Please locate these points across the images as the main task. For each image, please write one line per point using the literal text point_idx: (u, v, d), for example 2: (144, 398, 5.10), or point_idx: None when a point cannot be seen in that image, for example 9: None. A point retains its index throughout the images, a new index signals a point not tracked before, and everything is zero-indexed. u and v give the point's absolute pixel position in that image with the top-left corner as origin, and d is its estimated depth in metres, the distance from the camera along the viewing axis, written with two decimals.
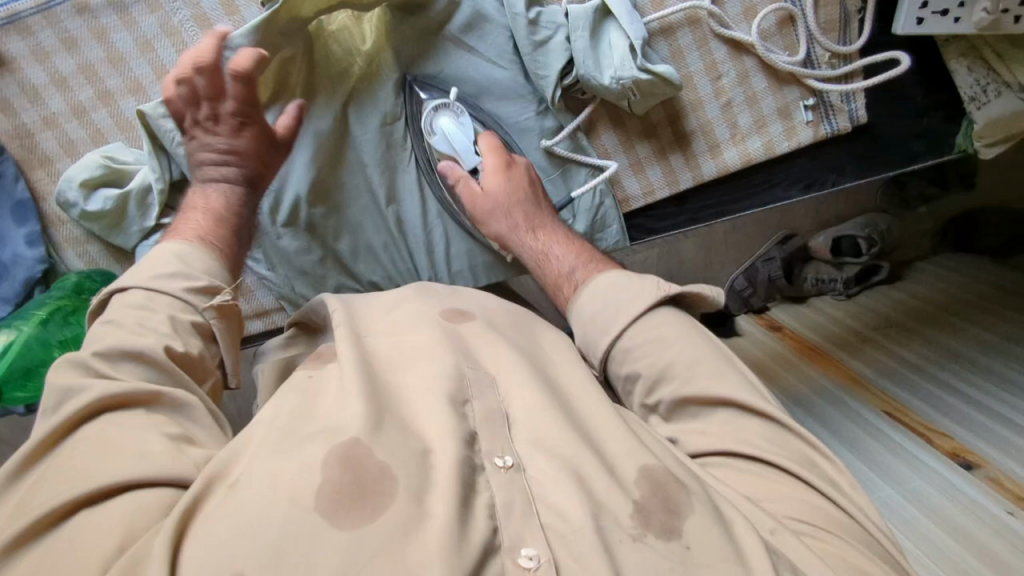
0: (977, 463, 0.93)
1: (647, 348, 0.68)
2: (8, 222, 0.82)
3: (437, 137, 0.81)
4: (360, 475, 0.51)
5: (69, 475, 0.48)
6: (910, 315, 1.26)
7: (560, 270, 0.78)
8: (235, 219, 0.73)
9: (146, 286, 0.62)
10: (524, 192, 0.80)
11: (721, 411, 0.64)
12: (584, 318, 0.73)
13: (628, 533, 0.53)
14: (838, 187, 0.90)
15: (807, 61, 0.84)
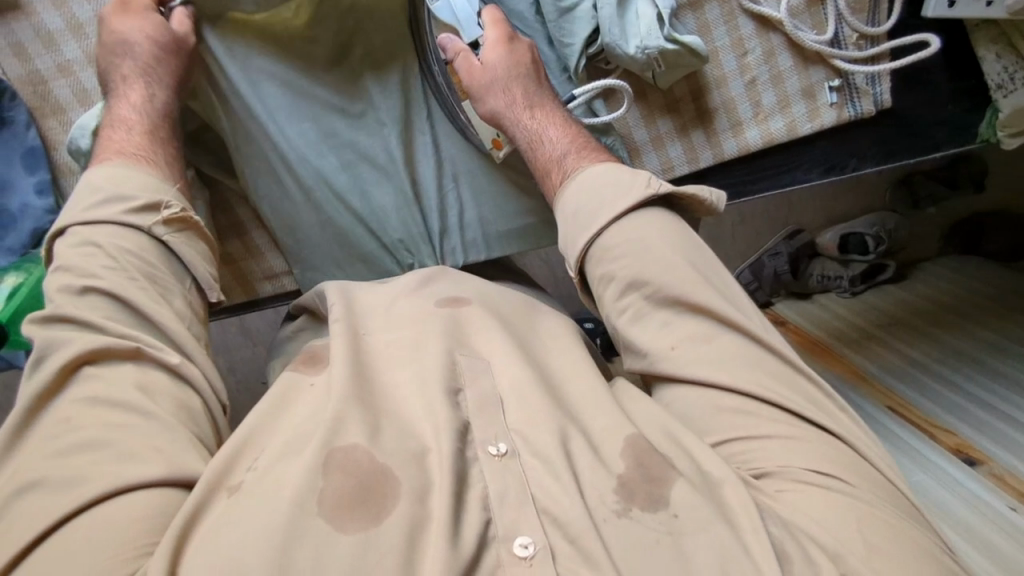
0: (979, 459, 1.13)
1: (628, 246, 0.71)
2: (17, 170, 0.81)
3: (440, 4, 0.83)
4: (360, 480, 0.56)
5: (81, 468, 0.53)
6: (915, 314, 1.52)
7: (552, 155, 0.79)
8: (158, 124, 0.76)
9: (84, 220, 0.69)
10: (525, 67, 0.81)
11: (699, 326, 0.67)
12: (569, 213, 0.76)
13: (611, 509, 0.58)
14: (858, 172, 0.90)
15: (836, 41, 0.83)
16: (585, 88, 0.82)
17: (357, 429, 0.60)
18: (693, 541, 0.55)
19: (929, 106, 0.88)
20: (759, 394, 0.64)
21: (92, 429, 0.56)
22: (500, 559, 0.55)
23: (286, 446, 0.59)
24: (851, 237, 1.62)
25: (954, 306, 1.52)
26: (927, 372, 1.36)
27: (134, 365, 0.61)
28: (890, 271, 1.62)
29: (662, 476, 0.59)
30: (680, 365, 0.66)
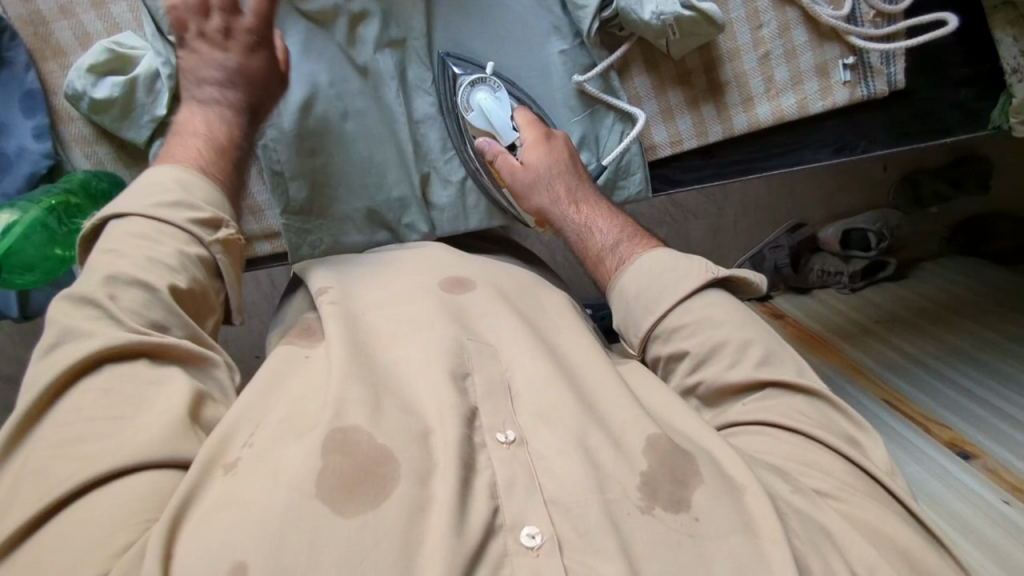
0: (974, 453, 1.12)
1: (695, 327, 0.68)
2: (15, 113, 0.80)
3: (475, 113, 0.85)
4: (359, 460, 0.54)
5: (78, 451, 0.49)
6: (914, 313, 1.51)
7: (602, 245, 0.76)
8: (235, 143, 0.70)
9: (147, 216, 0.61)
10: (565, 162, 0.81)
11: (770, 391, 0.65)
12: (627, 296, 0.72)
13: (635, 506, 0.55)
14: (868, 154, 0.88)
15: (851, 17, 0.82)
16: (614, 155, 0.85)
17: (360, 408, 0.58)
18: (712, 545, 0.53)
19: (940, 91, 0.87)
20: (806, 433, 0.62)
21: (100, 413, 0.51)
22: (507, 547, 0.53)
23: (285, 428, 0.56)
24: (853, 233, 1.60)
25: (958, 308, 1.48)
26: (924, 367, 1.35)
27: (149, 362, 0.56)
28: (890, 269, 1.60)
29: (687, 477, 0.57)
30: (751, 414, 0.64)
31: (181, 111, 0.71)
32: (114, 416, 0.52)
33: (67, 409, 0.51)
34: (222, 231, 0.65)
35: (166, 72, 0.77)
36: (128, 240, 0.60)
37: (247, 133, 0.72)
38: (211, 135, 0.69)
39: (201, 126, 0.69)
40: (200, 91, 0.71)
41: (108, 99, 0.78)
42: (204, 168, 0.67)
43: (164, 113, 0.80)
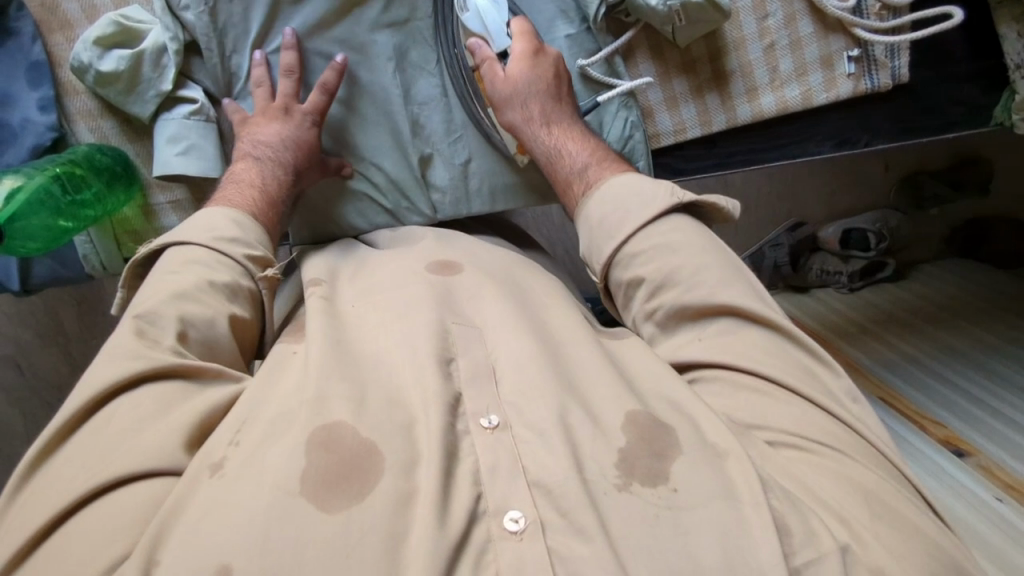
0: (969, 451, 1.12)
1: (653, 253, 0.70)
2: (21, 84, 0.80)
3: (470, 14, 0.83)
4: (341, 456, 0.54)
5: (93, 459, 0.53)
6: (907, 309, 1.52)
7: (572, 167, 0.79)
8: (286, 196, 0.79)
9: (211, 248, 0.68)
10: (548, 83, 0.81)
11: (722, 320, 0.66)
12: (591, 221, 0.74)
13: (613, 484, 0.55)
14: (870, 149, 0.89)
15: (856, 10, 0.83)
16: (608, 95, 0.85)
17: (343, 403, 0.58)
18: (692, 517, 0.52)
19: (942, 85, 0.87)
20: (765, 373, 0.62)
21: (128, 425, 0.55)
22: (491, 532, 0.52)
23: (272, 425, 0.57)
24: (853, 232, 1.58)
25: (958, 308, 1.48)
26: (921, 367, 1.35)
27: (184, 383, 0.59)
28: (890, 269, 1.59)
29: (666, 451, 0.57)
30: (708, 353, 0.66)
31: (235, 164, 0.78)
32: (141, 426, 0.55)
33: (98, 423, 0.56)
34: (269, 269, 0.73)
35: (175, 49, 0.80)
36: (184, 261, 0.67)
37: (292, 192, 0.80)
38: (264, 182, 0.77)
39: (253, 176, 0.77)
40: (253, 142, 0.79)
41: (115, 72, 0.79)
42: (255, 209, 0.74)
43: (169, 87, 0.82)
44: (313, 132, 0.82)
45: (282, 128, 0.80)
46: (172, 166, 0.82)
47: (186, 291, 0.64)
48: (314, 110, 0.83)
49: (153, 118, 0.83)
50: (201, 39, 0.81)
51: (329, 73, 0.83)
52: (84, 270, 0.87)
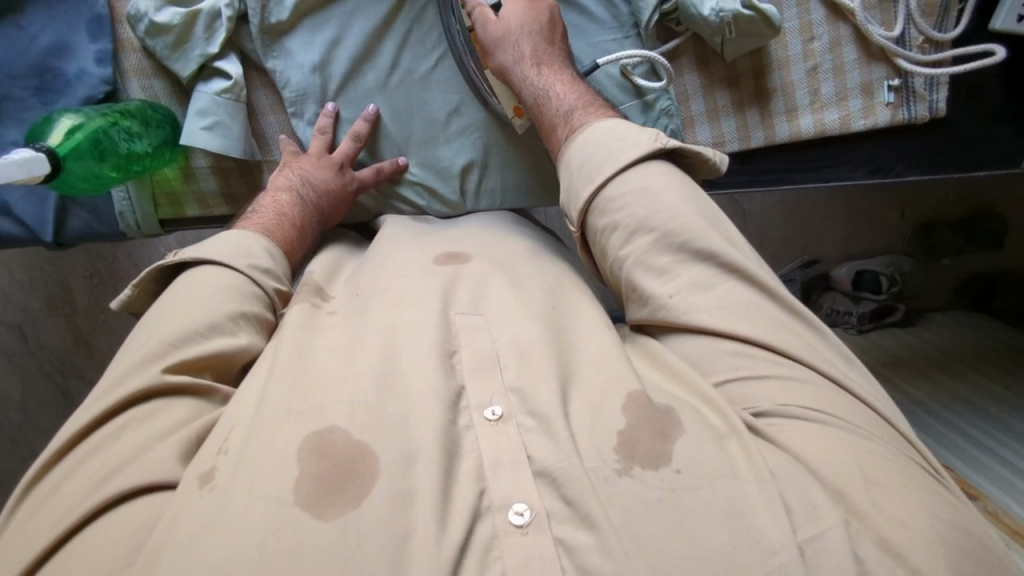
0: (977, 496, 1.06)
1: (632, 196, 0.68)
2: (82, 36, 0.82)
3: None
4: (331, 461, 0.53)
5: (96, 469, 0.54)
6: (921, 358, 1.42)
7: (557, 111, 0.77)
8: (312, 236, 0.81)
9: (246, 275, 0.69)
10: (541, 24, 0.80)
11: (699, 270, 0.65)
12: (573, 163, 0.73)
13: (613, 468, 0.55)
14: (901, 179, 0.91)
15: (900, 41, 0.85)
16: (609, 57, 0.84)
17: (339, 411, 0.57)
18: (696, 498, 0.52)
19: (976, 123, 0.89)
20: (742, 336, 0.62)
21: (134, 442, 0.55)
22: (495, 529, 0.51)
23: (261, 425, 0.56)
24: (864, 274, 1.51)
25: (964, 358, 1.40)
26: (930, 410, 1.30)
27: (195, 401, 0.61)
28: (900, 314, 1.51)
29: (669, 430, 0.56)
30: (695, 308, 0.64)
31: (266, 194, 0.81)
32: (143, 447, 0.55)
33: (101, 440, 0.56)
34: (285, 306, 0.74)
35: (229, 14, 0.81)
36: (218, 286, 0.67)
37: (314, 225, 0.82)
38: (300, 224, 0.79)
39: (282, 207, 0.79)
40: (300, 181, 0.82)
41: (168, 25, 0.80)
42: (287, 246, 0.77)
43: (218, 49, 0.82)
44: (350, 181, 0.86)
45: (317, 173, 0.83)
46: (196, 138, 0.82)
47: (221, 322, 0.64)
48: (365, 175, 0.87)
49: (195, 94, 0.83)
50: (251, 8, 0.82)
51: (323, 119, 0.86)
52: (119, 228, 0.89)
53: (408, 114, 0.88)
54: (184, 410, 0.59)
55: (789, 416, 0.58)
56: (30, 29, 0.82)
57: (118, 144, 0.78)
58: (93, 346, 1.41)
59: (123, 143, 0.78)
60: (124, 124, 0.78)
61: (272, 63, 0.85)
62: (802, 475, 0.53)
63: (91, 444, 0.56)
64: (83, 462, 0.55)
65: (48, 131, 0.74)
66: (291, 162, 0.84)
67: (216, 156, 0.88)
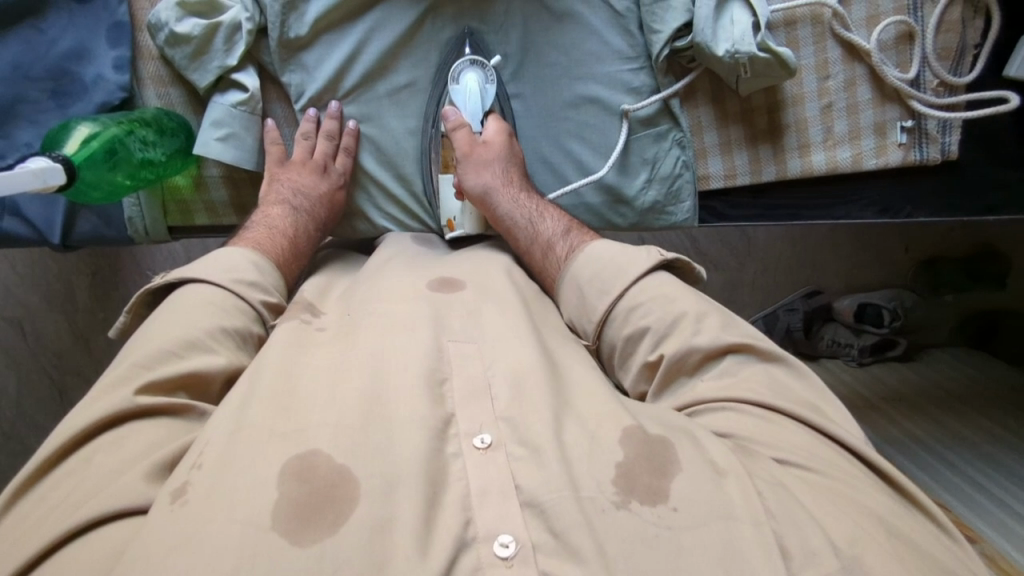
0: (975, 539, 1.04)
1: (651, 305, 0.70)
2: (102, 42, 0.83)
3: (457, 87, 0.85)
4: (312, 484, 0.52)
5: (74, 490, 0.53)
6: (921, 395, 1.41)
7: (552, 234, 0.80)
8: (308, 248, 0.81)
9: (228, 290, 0.68)
10: (517, 159, 0.85)
11: (725, 361, 0.66)
12: (582, 282, 0.75)
13: (611, 501, 0.54)
14: (911, 220, 0.90)
15: (915, 82, 0.85)
16: (557, 194, 0.90)
17: (324, 432, 0.56)
18: (691, 538, 0.51)
19: (989, 167, 0.88)
20: (755, 402, 0.63)
21: (105, 466, 0.54)
22: (481, 560, 0.51)
23: (238, 444, 0.55)
24: (868, 307, 1.50)
25: (963, 397, 1.39)
26: (927, 448, 1.28)
27: (172, 420, 0.59)
28: (901, 348, 1.49)
29: (667, 467, 0.56)
30: (720, 391, 0.65)
31: (258, 212, 0.80)
32: (117, 471, 0.54)
33: (75, 465, 0.55)
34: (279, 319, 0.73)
35: (250, 28, 0.82)
36: (199, 302, 0.66)
37: (308, 233, 0.81)
38: (293, 234, 0.79)
39: (275, 222, 0.79)
40: (291, 193, 0.82)
41: (189, 35, 0.80)
42: (279, 258, 0.76)
43: (236, 61, 0.83)
44: (340, 193, 0.87)
45: (310, 184, 0.83)
46: (210, 148, 0.82)
47: (199, 340, 0.63)
48: (344, 163, 0.87)
49: (211, 102, 0.83)
50: (271, 22, 0.82)
51: (306, 124, 0.86)
52: (127, 234, 0.88)
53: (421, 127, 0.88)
54: (160, 433, 0.58)
55: (791, 467, 0.57)
56: (50, 32, 0.82)
57: (133, 153, 0.78)
58: (91, 343, 1.40)
59: (138, 152, 0.79)
60: (138, 133, 0.79)
61: (290, 76, 0.85)
62: (799, 512, 0.52)
63: (65, 470, 0.55)
64: (62, 482, 0.54)
65: (65, 138, 0.74)
66: (282, 175, 0.84)
67: (228, 166, 0.88)
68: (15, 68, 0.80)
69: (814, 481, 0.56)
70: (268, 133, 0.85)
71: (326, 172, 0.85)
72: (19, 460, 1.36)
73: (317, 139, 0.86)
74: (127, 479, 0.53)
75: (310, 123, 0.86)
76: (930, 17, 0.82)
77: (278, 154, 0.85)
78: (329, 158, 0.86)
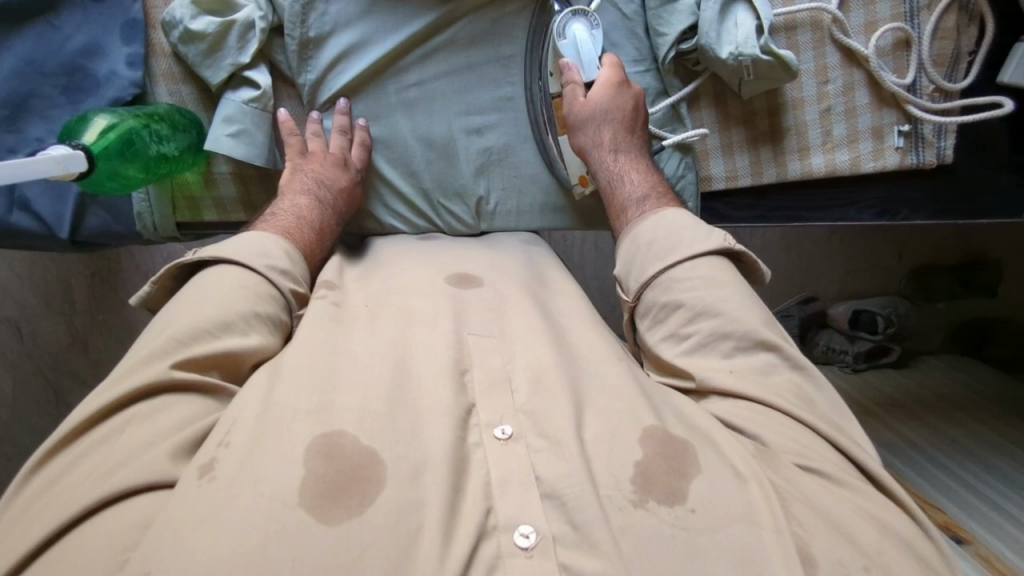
0: (967, 539, 1.06)
1: (697, 283, 0.71)
2: (115, 38, 0.84)
3: (566, 40, 0.85)
4: (341, 466, 0.53)
5: (94, 465, 0.53)
6: (913, 400, 1.42)
7: (629, 197, 0.81)
8: (329, 240, 0.81)
9: (263, 275, 0.69)
10: (626, 112, 0.84)
11: (761, 357, 0.67)
12: (641, 241, 0.76)
13: (628, 500, 0.55)
14: (908, 223, 0.92)
15: (911, 88, 0.87)
16: (672, 141, 0.90)
17: (349, 413, 0.57)
18: (707, 540, 0.52)
19: (983, 171, 0.90)
20: (765, 401, 0.64)
21: (138, 438, 0.55)
22: (501, 548, 0.51)
23: (260, 428, 0.55)
24: (863, 314, 1.52)
25: (958, 404, 1.40)
26: (921, 450, 1.29)
27: (202, 398, 0.60)
28: (894, 356, 1.52)
29: (684, 468, 0.57)
30: (741, 381, 0.66)
31: (279, 200, 0.80)
32: (148, 442, 0.54)
33: (108, 433, 0.55)
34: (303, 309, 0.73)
35: (263, 26, 0.83)
36: (232, 286, 0.66)
37: (329, 225, 0.81)
38: (318, 226, 0.79)
39: (303, 211, 0.79)
40: (315, 183, 0.82)
41: (202, 32, 0.81)
42: (306, 247, 0.76)
43: (248, 59, 0.84)
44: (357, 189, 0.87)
45: (331, 177, 0.83)
46: (221, 145, 0.83)
47: (232, 320, 0.63)
48: (360, 155, 0.88)
49: (223, 98, 0.84)
50: (288, 21, 0.84)
51: (311, 126, 0.87)
52: (136, 229, 0.89)
53: (430, 127, 0.90)
54: (189, 410, 0.58)
55: (792, 468, 0.59)
56: (65, 29, 0.83)
57: (149, 146, 0.79)
58: (90, 345, 1.40)
59: (153, 145, 0.80)
60: (154, 128, 0.79)
61: (305, 76, 0.87)
62: (806, 515, 0.54)
63: (78, 451, 0.54)
64: (84, 457, 0.54)
65: (83, 128, 0.74)
66: (302, 164, 0.84)
67: (237, 163, 0.89)
68: (29, 62, 0.81)
69: (826, 487, 0.58)
70: (281, 124, 0.86)
71: (348, 167, 0.86)
72: (14, 463, 1.36)
73: (335, 136, 0.86)
74: (157, 452, 0.53)
75: (315, 123, 0.87)
76: (927, 24, 0.84)
77: (294, 144, 0.85)
78: (347, 153, 0.87)
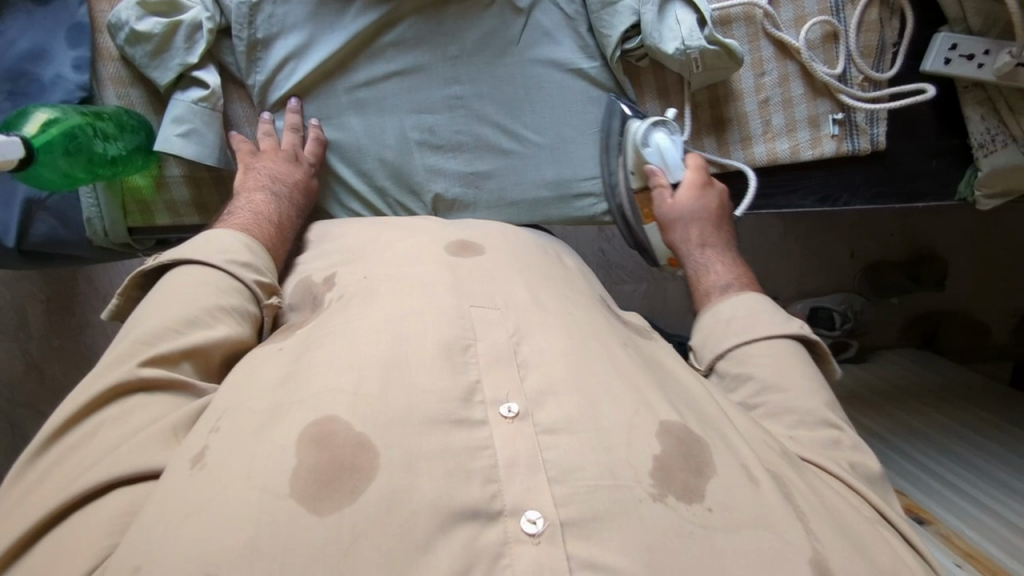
0: (929, 519, 1.07)
1: (770, 360, 0.73)
2: (61, 42, 0.84)
3: (650, 149, 0.87)
4: (335, 456, 0.51)
5: (66, 472, 0.52)
6: (877, 393, 1.45)
7: (713, 283, 0.82)
8: (292, 234, 0.81)
9: (224, 267, 0.68)
10: (712, 211, 0.86)
11: (830, 434, 0.69)
12: (720, 318, 0.78)
13: (648, 493, 0.53)
14: (848, 207, 0.96)
15: (842, 78, 0.91)
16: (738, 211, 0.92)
17: (337, 396, 0.55)
18: (725, 539, 0.52)
19: (914, 155, 0.94)
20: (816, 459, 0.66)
21: (106, 441, 0.54)
22: (507, 534, 0.50)
23: (264, 419, 0.54)
24: (820, 310, 1.56)
25: (923, 396, 1.42)
26: (884, 440, 1.32)
27: (172, 396, 0.59)
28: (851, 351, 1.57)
29: (702, 466, 0.57)
30: (806, 450, 0.67)
31: (235, 199, 0.81)
32: (114, 445, 0.54)
33: (78, 439, 0.55)
34: (272, 298, 0.73)
35: (211, 27, 0.84)
36: (199, 283, 0.66)
37: (288, 218, 0.82)
38: (277, 220, 0.80)
39: (259, 207, 0.79)
40: (269, 179, 0.82)
41: (149, 33, 0.82)
42: (266, 243, 0.76)
43: (197, 59, 0.85)
44: (313, 182, 0.88)
45: (286, 172, 0.84)
46: (171, 145, 0.84)
47: (199, 316, 0.63)
48: (314, 151, 0.89)
49: (172, 99, 0.85)
50: (234, 22, 0.86)
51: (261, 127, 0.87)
52: (86, 235, 0.89)
53: (382, 128, 0.91)
54: (159, 409, 0.57)
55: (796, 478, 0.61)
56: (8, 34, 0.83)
57: (93, 143, 0.79)
58: (46, 372, 1.37)
59: (98, 143, 0.79)
60: (98, 126, 0.80)
61: (255, 77, 0.88)
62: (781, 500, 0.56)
63: (49, 458, 0.54)
64: (54, 466, 0.53)
65: (24, 121, 0.73)
66: (256, 163, 0.84)
67: (188, 165, 0.90)
68: None
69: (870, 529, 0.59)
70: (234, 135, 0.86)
71: (301, 163, 0.87)
72: None
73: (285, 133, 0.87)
74: (123, 451, 0.53)
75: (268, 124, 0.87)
76: (852, 17, 0.90)
77: (244, 147, 0.86)
78: (301, 150, 0.88)
